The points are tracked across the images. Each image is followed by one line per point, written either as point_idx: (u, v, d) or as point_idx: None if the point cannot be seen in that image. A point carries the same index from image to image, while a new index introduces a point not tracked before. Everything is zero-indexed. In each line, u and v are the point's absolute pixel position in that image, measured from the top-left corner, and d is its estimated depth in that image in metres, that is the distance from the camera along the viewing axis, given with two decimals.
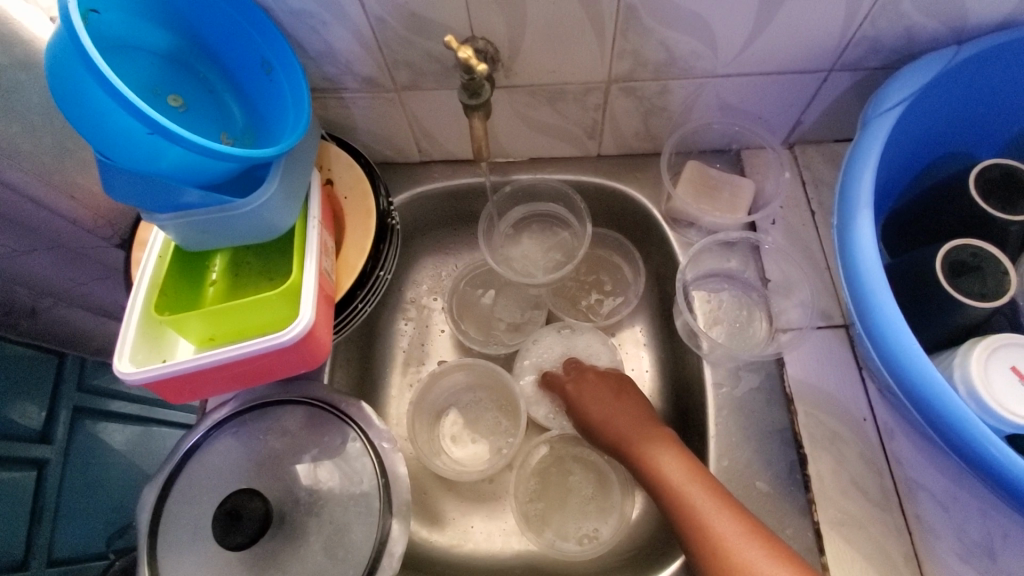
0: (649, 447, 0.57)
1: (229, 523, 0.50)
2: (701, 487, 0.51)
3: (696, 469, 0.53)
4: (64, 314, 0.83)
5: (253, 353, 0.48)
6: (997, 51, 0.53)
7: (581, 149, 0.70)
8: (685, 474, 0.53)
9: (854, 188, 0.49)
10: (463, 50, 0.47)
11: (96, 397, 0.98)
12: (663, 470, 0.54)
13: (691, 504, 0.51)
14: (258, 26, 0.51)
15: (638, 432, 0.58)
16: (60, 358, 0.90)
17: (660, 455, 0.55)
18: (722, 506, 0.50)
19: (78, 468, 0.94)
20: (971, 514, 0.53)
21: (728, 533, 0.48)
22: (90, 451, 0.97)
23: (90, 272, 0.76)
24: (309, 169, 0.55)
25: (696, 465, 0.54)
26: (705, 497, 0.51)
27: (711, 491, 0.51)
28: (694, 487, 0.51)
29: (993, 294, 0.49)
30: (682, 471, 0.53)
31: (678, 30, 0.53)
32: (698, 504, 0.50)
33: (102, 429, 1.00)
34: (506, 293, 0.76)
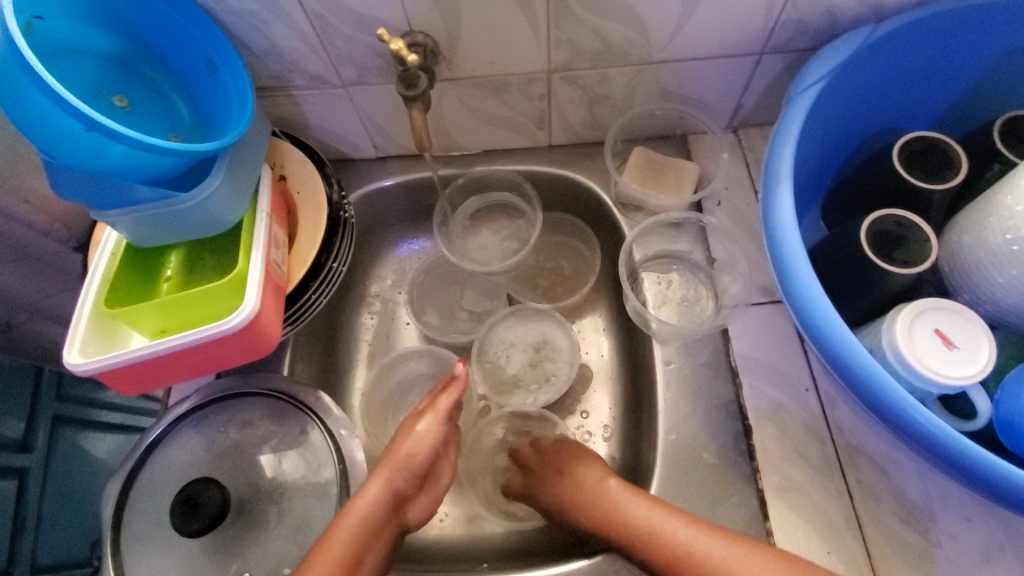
0: (616, 488, 0.57)
1: (186, 511, 0.52)
2: (670, 522, 0.52)
3: (654, 502, 0.54)
4: (37, 329, 0.83)
5: (203, 340, 0.50)
6: (916, 28, 0.55)
7: (531, 139, 0.72)
8: (645, 511, 0.53)
9: (778, 163, 0.51)
10: (394, 42, 0.49)
11: (76, 406, 0.98)
12: (624, 519, 0.54)
13: (659, 535, 0.52)
14: (199, 26, 0.53)
15: (602, 469, 0.59)
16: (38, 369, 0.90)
17: (630, 504, 0.54)
18: (704, 527, 0.51)
19: (59, 476, 0.93)
20: (910, 477, 0.55)
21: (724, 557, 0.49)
22: (70, 459, 0.96)
23: (54, 282, 0.76)
24: (258, 164, 0.57)
25: (656, 502, 0.54)
26: (670, 522, 0.52)
27: (712, 532, 0.51)
28: (671, 525, 0.51)
29: (915, 260, 0.51)
30: (628, 501, 0.55)
31: (609, 19, 0.55)
32: (663, 530, 0.52)
33: (83, 437, 1.00)
34: (466, 283, 0.77)
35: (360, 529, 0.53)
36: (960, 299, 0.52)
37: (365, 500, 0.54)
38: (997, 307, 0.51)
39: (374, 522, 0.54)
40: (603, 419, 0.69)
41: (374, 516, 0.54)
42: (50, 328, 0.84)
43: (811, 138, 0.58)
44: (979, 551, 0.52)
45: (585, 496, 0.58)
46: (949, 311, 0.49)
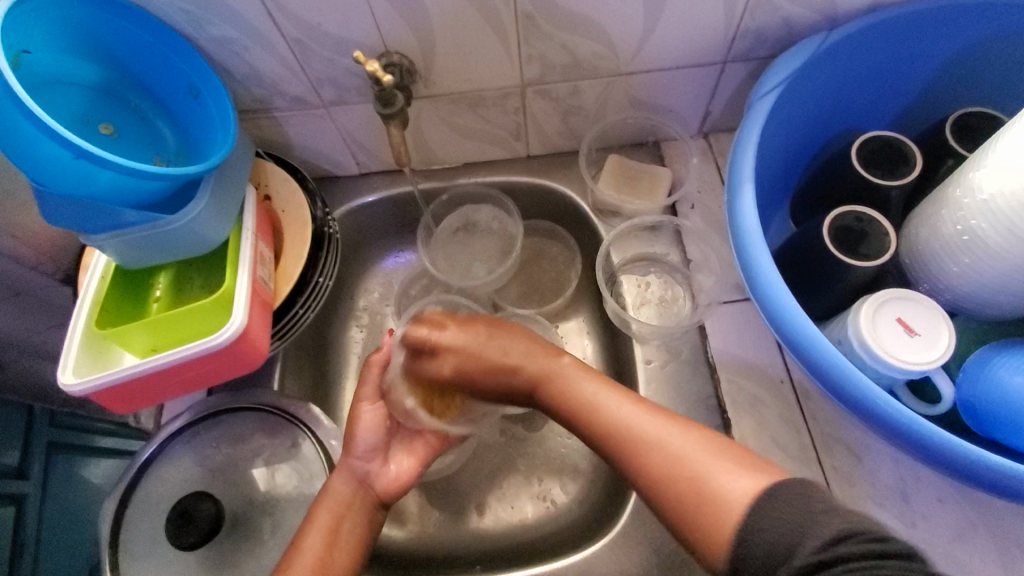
0: (488, 340, 0.58)
1: (182, 523, 0.54)
2: (653, 425, 0.48)
3: (628, 396, 0.52)
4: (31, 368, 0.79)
5: (192, 357, 0.51)
6: (868, 33, 0.57)
7: (510, 151, 0.74)
8: (591, 390, 0.53)
9: (740, 165, 0.54)
10: (370, 64, 0.51)
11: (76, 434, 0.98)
12: (551, 381, 0.55)
13: (595, 403, 0.51)
14: (182, 55, 0.55)
15: (499, 333, 0.59)
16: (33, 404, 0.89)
17: (487, 342, 0.58)
18: (667, 419, 0.48)
19: (58, 498, 0.94)
20: (884, 462, 0.57)
21: (662, 434, 0.47)
22: (68, 485, 0.97)
23: (43, 320, 0.72)
24: (242, 185, 0.59)
25: (585, 365, 0.55)
26: (614, 393, 0.52)
27: (677, 425, 0.48)
28: (625, 403, 0.50)
29: (874, 254, 0.54)
30: (582, 380, 0.54)
31: (577, 34, 0.58)
32: (606, 398, 0.51)
33: (82, 463, 0.99)
34: None
35: (337, 507, 0.55)
36: (920, 289, 0.55)
37: (339, 482, 0.56)
38: (954, 294, 0.53)
39: (345, 498, 0.56)
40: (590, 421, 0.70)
41: (343, 493, 0.56)
42: (44, 366, 0.80)
43: (774, 140, 0.60)
44: (952, 530, 0.54)
45: (497, 355, 0.57)
46: (911, 300, 0.52)
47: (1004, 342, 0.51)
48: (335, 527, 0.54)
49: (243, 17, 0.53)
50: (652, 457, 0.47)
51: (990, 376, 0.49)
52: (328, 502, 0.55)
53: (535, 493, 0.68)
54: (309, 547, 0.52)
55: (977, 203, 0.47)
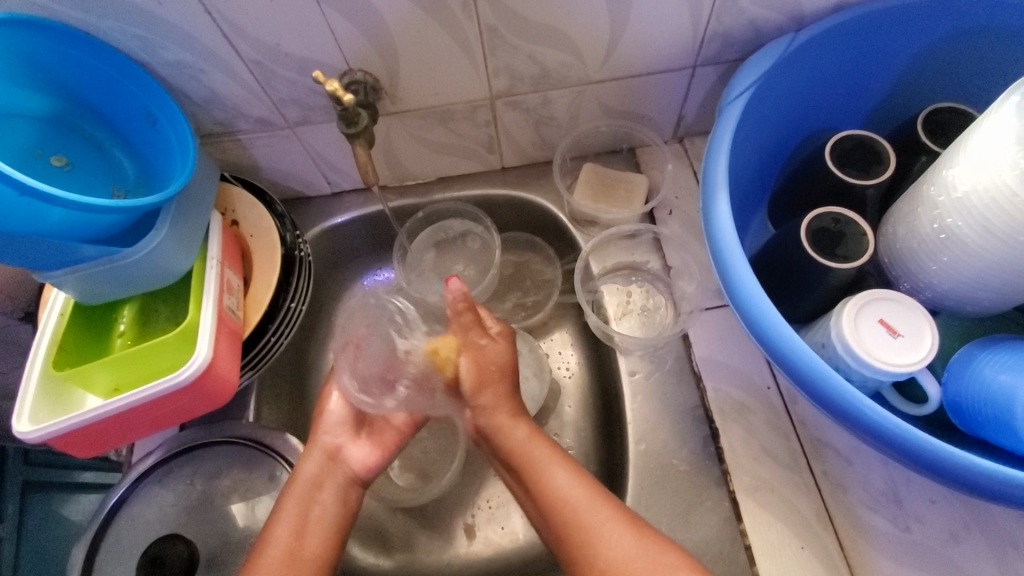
0: (534, 450, 0.55)
1: (152, 569, 0.52)
2: (598, 502, 0.51)
3: (580, 476, 0.53)
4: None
5: (156, 394, 0.49)
6: (835, 33, 0.57)
7: (484, 164, 0.73)
8: (569, 480, 0.53)
9: (713, 171, 0.53)
10: (330, 83, 0.50)
11: (57, 473, 0.92)
12: (555, 499, 0.52)
13: (568, 508, 0.51)
14: (135, 80, 0.53)
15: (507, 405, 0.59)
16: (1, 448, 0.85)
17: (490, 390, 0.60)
18: (615, 524, 0.49)
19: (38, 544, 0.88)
20: (875, 465, 0.56)
21: (615, 537, 0.48)
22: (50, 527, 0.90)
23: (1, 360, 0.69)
24: (206, 211, 0.57)
25: (589, 481, 0.53)
26: (594, 508, 0.50)
27: (629, 530, 0.49)
28: (596, 511, 0.50)
29: (854, 255, 0.53)
30: (571, 482, 0.52)
31: (543, 45, 0.57)
32: (572, 506, 0.51)
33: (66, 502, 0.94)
34: None
35: (302, 490, 0.56)
36: (901, 288, 0.54)
37: (307, 460, 0.59)
38: (934, 292, 0.53)
39: (312, 477, 0.58)
40: (574, 438, 0.69)
41: (309, 473, 0.58)
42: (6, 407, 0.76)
43: (747, 143, 0.59)
44: (945, 530, 0.53)
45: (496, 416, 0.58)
46: (892, 300, 0.51)
47: (987, 340, 0.50)
48: (303, 515, 0.55)
49: (198, 40, 0.51)
50: (599, 549, 0.48)
51: (974, 373, 0.48)
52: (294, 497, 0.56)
53: (524, 513, 0.67)
54: (279, 537, 0.53)
55: (951, 201, 0.47)
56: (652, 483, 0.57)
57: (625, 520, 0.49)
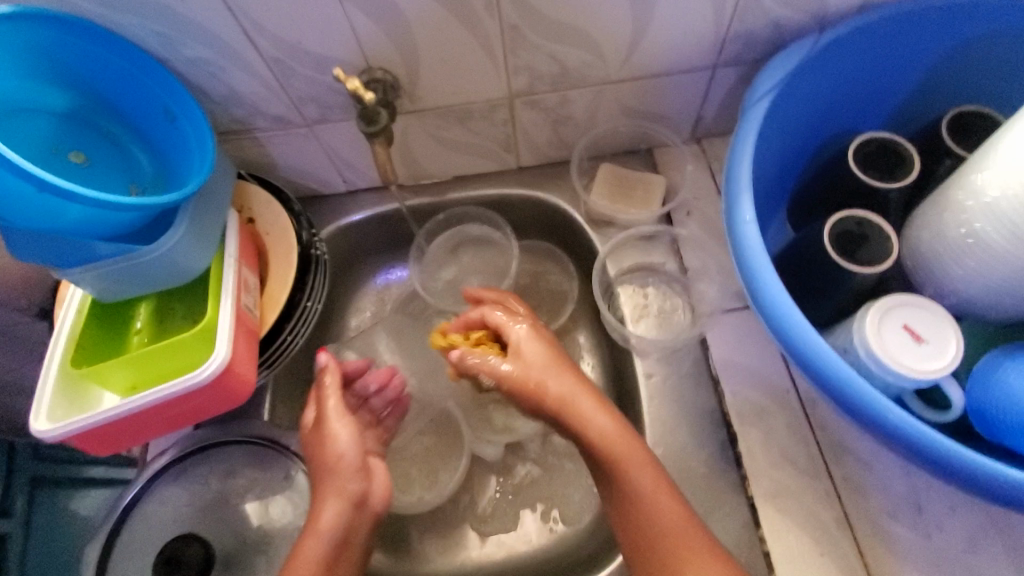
0: (558, 380, 0.54)
1: (167, 570, 0.52)
2: (630, 442, 0.51)
3: (620, 427, 0.52)
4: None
5: (174, 394, 0.49)
6: (860, 34, 0.56)
7: (500, 163, 0.72)
8: (612, 427, 0.52)
9: (736, 173, 0.52)
10: (350, 81, 0.50)
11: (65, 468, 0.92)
12: (592, 431, 0.51)
13: (626, 466, 0.50)
14: (154, 76, 0.52)
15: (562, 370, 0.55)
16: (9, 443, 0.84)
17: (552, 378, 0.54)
18: (655, 471, 0.50)
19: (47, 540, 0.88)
20: (896, 471, 0.55)
21: (658, 488, 0.49)
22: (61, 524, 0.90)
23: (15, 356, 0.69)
24: (223, 209, 0.56)
25: (626, 426, 0.53)
26: (637, 454, 0.51)
27: (671, 495, 0.49)
28: (641, 470, 0.50)
29: (878, 259, 0.52)
30: (593, 412, 0.52)
31: (564, 43, 0.56)
32: (631, 471, 0.50)
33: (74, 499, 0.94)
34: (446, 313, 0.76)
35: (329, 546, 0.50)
36: (925, 293, 0.54)
37: (329, 515, 0.51)
38: (960, 298, 0.52)
39: (339, 528, 0.51)
40: None
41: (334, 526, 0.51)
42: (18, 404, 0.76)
43: (769, 145, 0.59)
44: (967, 539, 0.53)
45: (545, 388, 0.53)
46: (916, 306, 0.51)
47: (1014, 347, 0.50)
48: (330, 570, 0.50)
49: (217, 37, 0.51)
50: (628, 483, 0.50)
51: (1002, 381, 0.48)
52: (332, 516, 0.51)
53: (539, 515, 0.66)
54: (312, 550, 0.50)
55: (981, 206, 0.46)
56: None
57: (670, 487, 0.50)
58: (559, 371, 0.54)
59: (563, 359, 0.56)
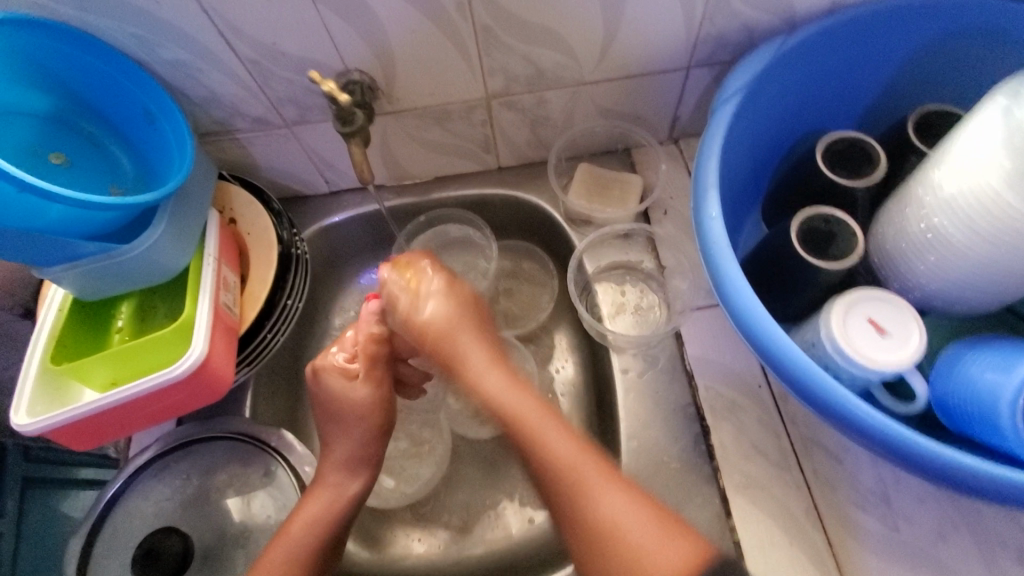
0: (463, 333, 0.59)
1: (147, 562, 0.53)
2: (533, 409, 0.54)
3: (541, 406, 0.55)
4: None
5: (153, 388, 0.50)
6: (827, 35, 0.57)
7: (480, 163, 0.73)
8: (558, 431, 0.53)
9: (704, 171, 0.54)
10: (326, 83, 0.51)
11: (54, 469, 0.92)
12: (505, 399, 0.55)
13: (541, 435, 0.53)
14: (135, 79, 0.54)
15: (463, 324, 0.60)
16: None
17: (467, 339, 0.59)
18: (573, 440, 0.52)
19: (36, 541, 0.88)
20: (865, 463, 0.56)
21: (598, 479, 0.50)
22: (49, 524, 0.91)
23: None
24: (203, 209, 0.57)
25: (547, 406, 0.55)
26: (553, 427, 0.53)
27: (611, 479, 0.50)
28: (554, 435, 0.52)
29: (843, 254, 0.54)
30: (503, 388, 0.56)
31: (537, 45, 0.57)
32: (549, 436, 0.52)
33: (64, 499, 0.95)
34: None
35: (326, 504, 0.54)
36: (890, 288, 0.55)
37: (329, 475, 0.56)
38: (923, 293, 0.53)
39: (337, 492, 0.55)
40: None
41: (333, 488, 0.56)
42: None
43: (740, 143, 0.60)
44: (934, 530, 0.54)
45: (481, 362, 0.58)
46: (880, 300, 0.52)
47: (975, 339, 0.51)
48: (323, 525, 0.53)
49: (195, 39, 0.52)
50: (547, 450, 0.52)
51: (962, 373, 0.49)
52: (330, 483, 0.56)
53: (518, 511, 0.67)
54: (316, 506, 0.54)
55: (938, 201, 0.47)
56: (644, 481, 0.58)
57: (615, 480, 0.50)
58: (460, 304, 0.61)
59: (472, 315, 0.61)
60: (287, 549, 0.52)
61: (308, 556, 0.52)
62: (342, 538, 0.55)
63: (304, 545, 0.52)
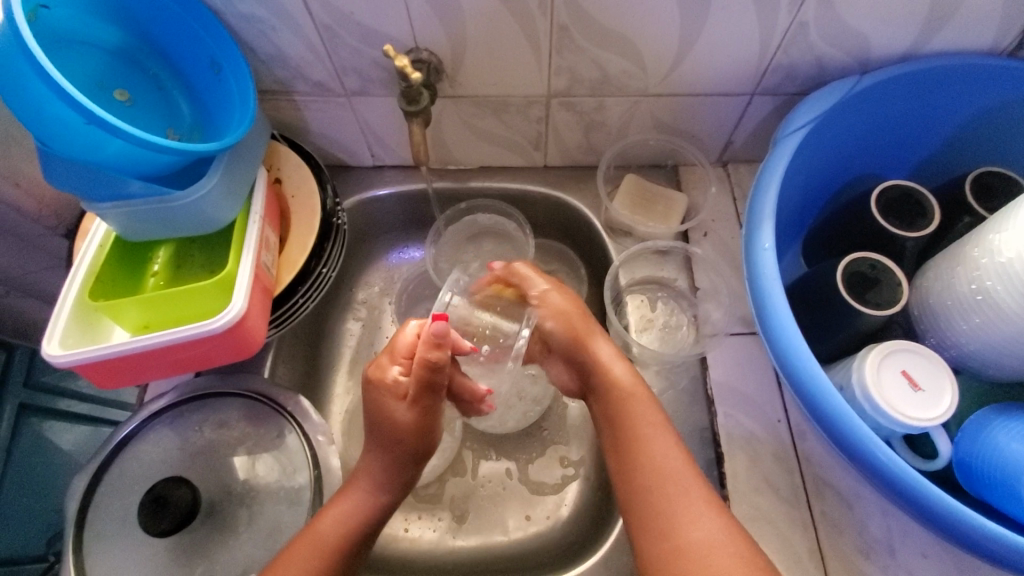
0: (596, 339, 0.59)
1: (155, 509, 0.52)
2: (645, 403, 0.55)
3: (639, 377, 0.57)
4: (16, 305, 0.77)
5: (186, 338, 0.50)
6: (899, 81, 0.57)
7: (527, 159, 0.73)
8: (629, 379, 0.57)
9: (761, 202, 0.54)
10: (400, 59, 0.51)
11: (50, 396, 0.90)
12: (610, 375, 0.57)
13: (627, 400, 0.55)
14: (207, 27, 0.53)
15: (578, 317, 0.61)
16: (8, 352, 0.83)
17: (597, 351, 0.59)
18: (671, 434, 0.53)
19: (21, 464, 0.85)
20: (874, 512, 0.56)
21: (714, 540, 0.46)
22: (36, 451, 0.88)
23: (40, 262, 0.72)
24: (254, 166, 0.57)
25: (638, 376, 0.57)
26: (649, 413, 0.54)
27: (701, 502, 0.48)
28: (665, 444, 0.52)
29: (887, 303, 0.53)
30: (648, 420, 0.53)
31: (609, 50, 0.57)
32: (638, 411, 0.54)
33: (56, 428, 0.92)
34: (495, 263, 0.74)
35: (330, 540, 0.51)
36: (927, 342, 0.55)
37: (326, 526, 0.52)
38: (960, 352, 0.53)
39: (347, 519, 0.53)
40: None
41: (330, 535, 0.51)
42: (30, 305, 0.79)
43: (796, 176, 0.60)
44: None
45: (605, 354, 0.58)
46: (917, 353, 0.51)
47: (1004, 407, 0.51)
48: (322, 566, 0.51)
49: None
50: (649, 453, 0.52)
51: (987, 440, 0.49)
52: (359, 491, 0.55)
53: (518, 508, 0.67)
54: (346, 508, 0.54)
55: (995, 265, 0.47)
56: None
57: (734, 537, 0.46)
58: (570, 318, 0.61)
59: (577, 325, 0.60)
60: (315, 543, 0.51)
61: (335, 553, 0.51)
62: (373, 534, 0.55)
63: (337, 538, 0.52)
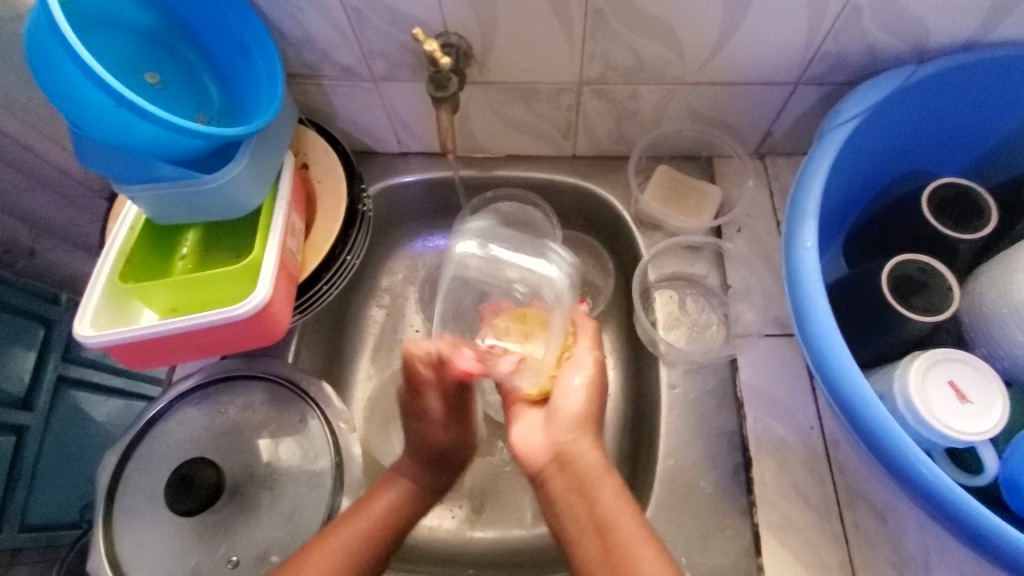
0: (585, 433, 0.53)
1: (182, 487, 0.53)
2: (608, 479, 0.50)
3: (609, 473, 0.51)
4: (63, 261, 0.85)
5: (212, 322, 0.50)
6: (959, 71, 0.53)
7: (556, 148, 0.71)
8: (598, 469, 0.51)
9: (802, 198, 0.51)
10: (429, 43, 0.49)
11: (86, 368, 0.93)
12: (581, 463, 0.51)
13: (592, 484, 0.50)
14: (237, 10, 0.53)
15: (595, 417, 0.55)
16: (47, 327, 0.86)
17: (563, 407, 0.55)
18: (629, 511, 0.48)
19: (59, 435, 0.87)
20: (909, 526, 0.54)
21: (635, 538, 0.46)
22: (75, 423, 0.90)
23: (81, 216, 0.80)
24: (281, 151, 0.57)
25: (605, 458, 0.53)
26: (613, 495, 0.49)
27: (635, 527, 0.47)
28: (625, 515, 0.47)
29: (934, 309, 0.50)
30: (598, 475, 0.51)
31: (644, 35, 0.55)
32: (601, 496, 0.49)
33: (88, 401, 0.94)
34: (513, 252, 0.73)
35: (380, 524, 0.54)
36: (977, 351, 0.52)
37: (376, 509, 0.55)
38: (1013, 363, 0.50)
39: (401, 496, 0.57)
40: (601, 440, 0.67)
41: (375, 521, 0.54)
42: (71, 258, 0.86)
43: (841, 171, 0.56)
44: None
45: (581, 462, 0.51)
46: (965, 363, 0.49)
47: None
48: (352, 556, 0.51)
49: None
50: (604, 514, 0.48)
51: None
52: (403, 482, 0.59)
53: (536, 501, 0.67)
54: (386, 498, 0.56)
55: None
56: (675, 500, 0.57)
57: (650, 536, 0.46)
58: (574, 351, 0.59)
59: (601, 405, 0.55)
60: (370, 523, 0.54)
61: (380, 535, 0.54)
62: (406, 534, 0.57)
63: (383, 524, 0.54)
